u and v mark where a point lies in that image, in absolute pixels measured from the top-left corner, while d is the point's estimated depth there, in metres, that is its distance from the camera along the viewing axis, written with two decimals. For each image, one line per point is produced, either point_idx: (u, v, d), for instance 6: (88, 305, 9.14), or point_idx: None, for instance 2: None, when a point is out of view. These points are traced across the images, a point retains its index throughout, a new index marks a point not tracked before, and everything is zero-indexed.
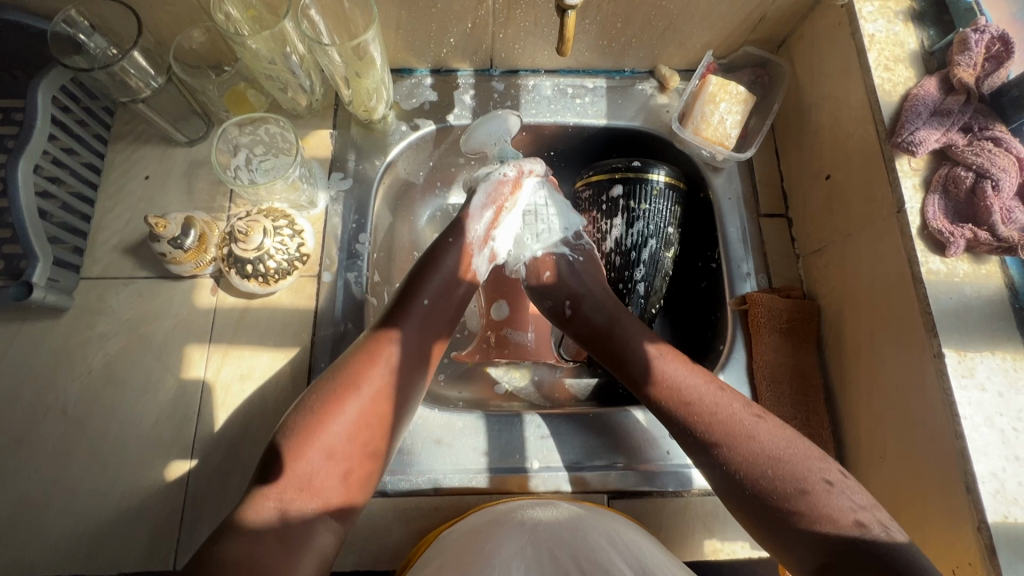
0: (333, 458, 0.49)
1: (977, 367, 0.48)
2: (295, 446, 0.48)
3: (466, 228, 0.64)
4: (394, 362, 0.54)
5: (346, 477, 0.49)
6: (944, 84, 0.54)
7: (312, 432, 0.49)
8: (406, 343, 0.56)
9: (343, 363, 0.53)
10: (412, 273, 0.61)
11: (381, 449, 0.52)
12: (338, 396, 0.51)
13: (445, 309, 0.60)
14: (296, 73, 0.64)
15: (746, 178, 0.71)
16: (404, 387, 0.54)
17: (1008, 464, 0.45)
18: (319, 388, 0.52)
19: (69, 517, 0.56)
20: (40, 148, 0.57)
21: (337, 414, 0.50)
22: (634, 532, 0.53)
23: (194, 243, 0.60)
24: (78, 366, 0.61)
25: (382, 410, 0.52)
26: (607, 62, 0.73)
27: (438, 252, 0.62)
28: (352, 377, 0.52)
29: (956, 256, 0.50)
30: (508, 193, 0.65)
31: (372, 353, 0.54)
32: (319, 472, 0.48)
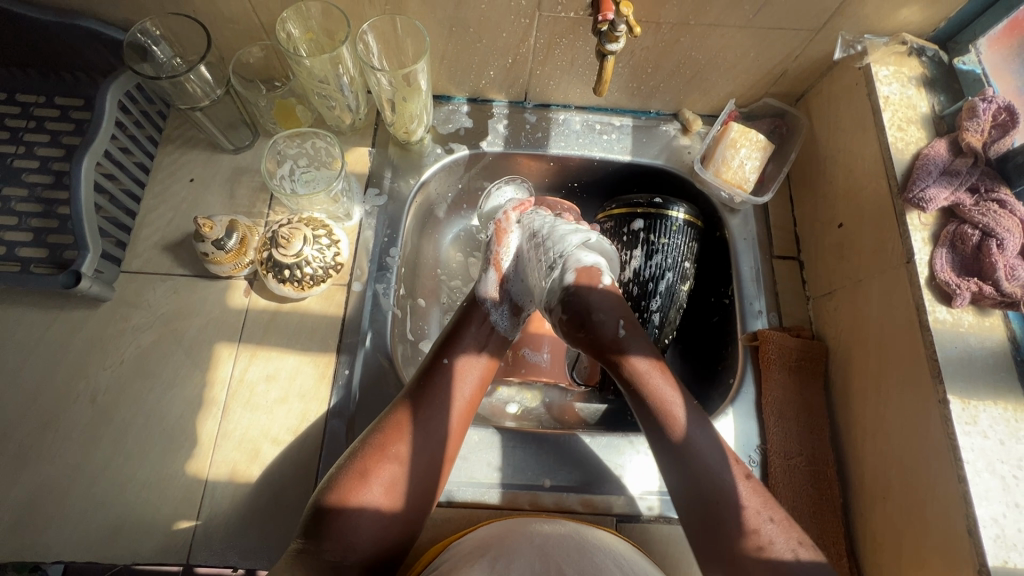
0: (373, 508, 0.51)
1: (980, 416, 0.50)
2: (339, 493, 0.51)
3: (477, 294, 0.66)
4: (433, 403, 0.57)
5: (387, 526, 0.51)
6: (953, 146, 0.58)
7: (353, 483, 0.51)
8: (442, 399, 0.57)
9: (392, 407, 0.57)
10: (445, 332, 0.63)
11: (421, 494, 0.54)
12: (384, 441, 0.54)
13: (475, 364, 0.61)
14: (345, 93, 0.68)
15: (760, 221, 0.74)
16: (439, 441, 0.56)
17: (1008, 511, 0.47)
18: (370, 434, 0.55)
19: (90, 504, 0.57)
20: (103, 146, 0.60)
21: (377, 467, 0.52)
22: (643, 563, 0.52)
23: (235, 245, 0.63)
24: (110, 356, 0.62)
25: (422, 457, 0.54)
26: (634, 103, 0.77)
27: (470, 312, 0.64)
28: (398, 422, 0.55)
29: (961, 308, 0.53)
30: (498, 247, 0.69)
31: (416, 397, 0.57)
32: (361, 521, 0.50)
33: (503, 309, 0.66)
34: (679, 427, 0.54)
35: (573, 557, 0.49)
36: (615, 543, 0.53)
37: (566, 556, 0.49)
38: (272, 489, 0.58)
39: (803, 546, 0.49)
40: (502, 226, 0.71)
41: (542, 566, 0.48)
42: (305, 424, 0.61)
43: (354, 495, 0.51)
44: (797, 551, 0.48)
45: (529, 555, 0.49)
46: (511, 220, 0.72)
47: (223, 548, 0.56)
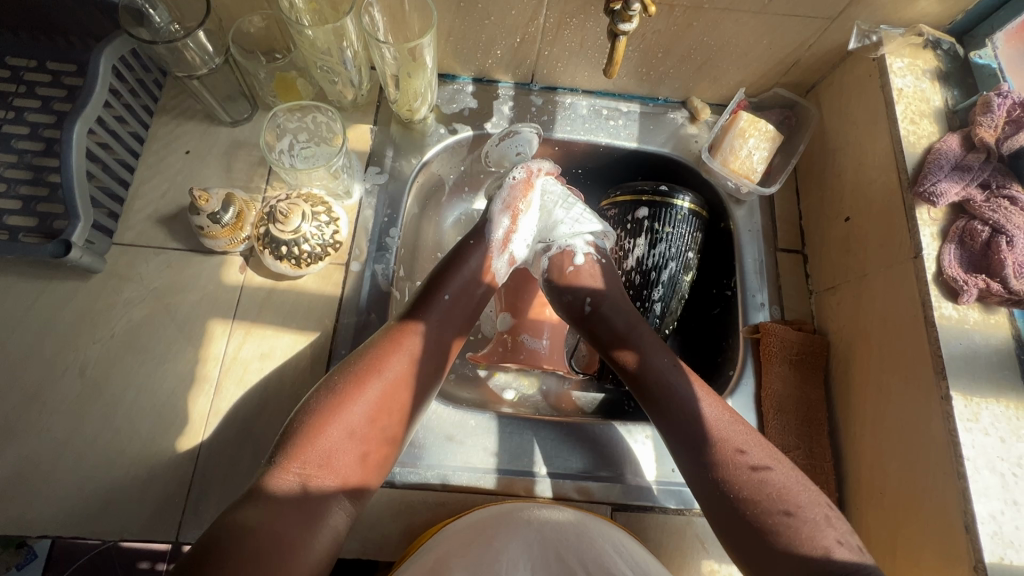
0: (349, 442, 0.50)
1: (982, 413, 0.50)
2: (324, 417, 0.50)
3: (484, 233, 0.65)
4: (416, 347, 0.56)
5: (366, 453, 0.51)
6: (965, 141, 0.57)
7: (329, 414, 0.50)
8: (435, 330, 0.58)
9: (371, 342, 0.55)
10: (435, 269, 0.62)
11: (400, 431, 0.53)
12: (363, 377, 0.52)
13: (468, 308, 0.61)
14: (348, 67, 0.66)
15: (766, 213, 0.73)
16: (422, 379, 0.55)
17: (1006, 508, 0.47)
18: (346, 367, 0.53)
19: (76, 479, 0.56)
20: (95, 113, 0.58)
21: (363, 391, 0.52)
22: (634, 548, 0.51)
23: (232, 220, 0.61)
24: (101, 330, 0.61)
25: (401, 398, 0.53)
26: (643, 89, 0.75)
27: (462, 251, 0.63)
28: (377, 358, 0.54)
29: (967, 304, 0.53)
30: (520, 195, 0.66)
31: (397, 337, 0.55)
32: (342, 445, 0.49)
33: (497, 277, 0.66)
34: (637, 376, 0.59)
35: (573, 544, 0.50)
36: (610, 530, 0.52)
37: (562, 541, 0.51)
38: None
39: (843, 545, 0.47)
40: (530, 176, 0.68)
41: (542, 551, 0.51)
42: (299, 405, 0.60)
43: (330, 424, 0.50)
44: (833, 550, 0.46)
45: (528, 536, 0.51)
46: (538, 177, 0.68)
47: None
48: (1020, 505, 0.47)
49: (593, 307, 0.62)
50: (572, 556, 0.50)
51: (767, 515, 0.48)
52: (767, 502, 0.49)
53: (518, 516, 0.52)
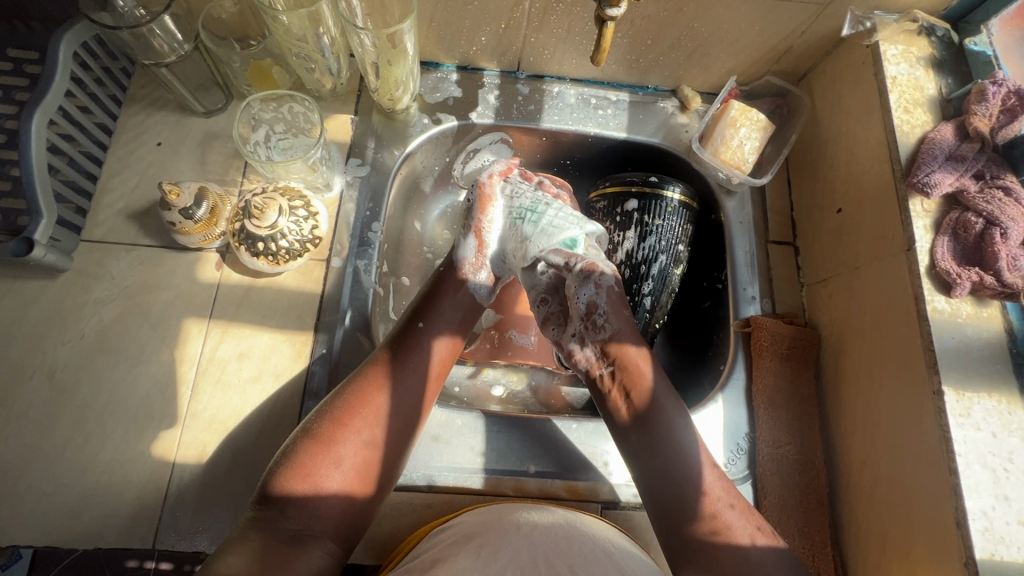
0: (334, 483, 0.48)
1: (974, 408, 0.49)
2: (303, 457, 0.48)
3: (456, 258, 0.63)
4: (398, 377, 0.54)
5: (353, 491, 0.49)
6: (959, 131, 0.56)
7: (314, 454, 0.48)
8: (417, 359, 0.55)
9: (353, 377, 0.54)
10: (415, 300, 0.61)
11: (387, 467, 0.51)
12: (347, 414, 0.51)
13: (451, 324, 0.59)
14: (325, 55, 0.63)
15: (757, 204, 0.72)
16: (408, 409, 0.53)
17: (997, 504, 0.46)
18: (330, 406, 0.51)
19: (47, 486, 0.54)
20: (57, 102, 0.55)
21: (345, 431, 0.50)
22: (628, 546, 0.51)
23: (205, 215, 0.58)
24: (70, 330, 0.58)
25: (387, 431, 0.52)
26: (632, 77, 0.74)
27: (440, 282, 0.61)
28: (360, 393, 0.52)
29: (960, 298, 0.52)
30: (480, 213, 0.63)
31: (379, 369, 0.54)
32: (325, 484, 0.48)
33: (481, 277, 0.63)
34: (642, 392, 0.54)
35: (563, 545, 0.48)
36: (604, 530, 0.52)
37: (555, 545, 0.48)
38: (244, 474, 0.55)
39: (761, 532, 0.49)
40: (486, 191, 0.64)
41: (533, 552, 0.47)
42: (280, 406, 0.58)
43: (316, 466, 0.48)
44: (756, 538, 0.49)
45: (517, 541, 0.48)
46: (495, 182, 0.65)
47: (192, 535, 0.53)
48: (1011, 500, 0.46)
49: (593, 339, 0.58)
50: (564, 560, 0.46)
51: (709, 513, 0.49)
52: (694, 500, 0.50)
53: (507, 522, 0.50)
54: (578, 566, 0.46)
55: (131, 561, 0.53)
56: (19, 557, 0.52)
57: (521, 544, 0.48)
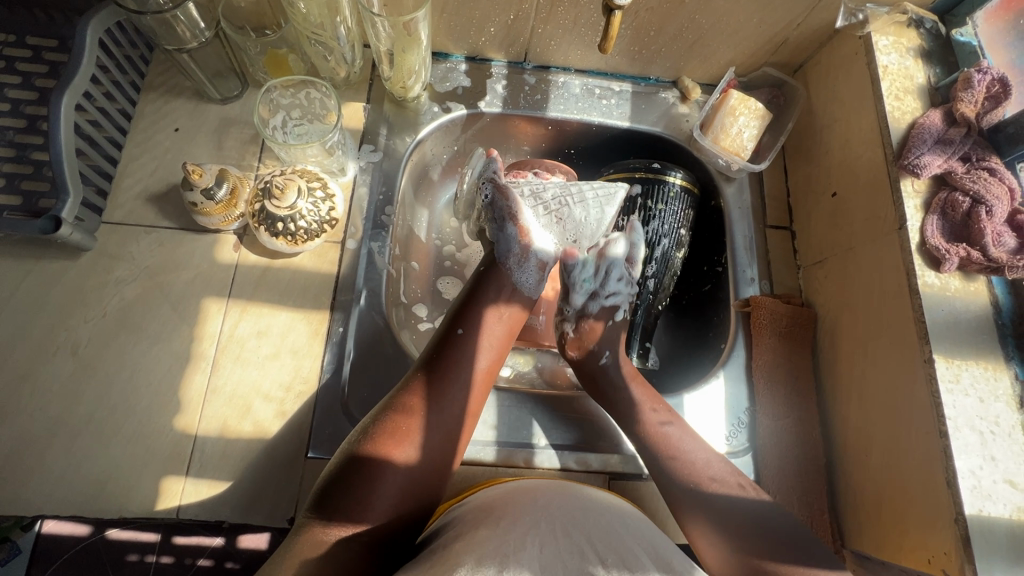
0: (386, 492, 0.48)
1: (962, 375, 0.52)
2: (354, 467, 0.48)
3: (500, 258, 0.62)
4: (442, 385, 0.54)
5: (406, 508, 0.49)
6: (947, 117, 0.59)
7: (364, 464, 0.48)
8: (460, 367, 0.55)
9: (400, 387, 0.54)
10: (455, 305, 0.61)
11: (437, 474, 0.51)
12: (395, 424, 0.51)
13: (491, 334, 0.59)
14: (341, 43, 0.65)
15: (755, 190, 0.75)
16: (453, 416, 0.53)
17: (985, 464, 0.49)
18: (379, 416, 0.52)
19: (72, 458, 0.55)
20: (83, 86, 0.57)
21: (392, 451, 0.49)
22: (642, 518, 0.53)
23: (226, 197, 0.60)
24: (92, 309, 0.60)
25: (434, 440, 0.52)
26: (635, 68, 0.76)
27: (484, 282, 0.62)
28: (406, 403, 0.52)
29: (948, 273, 0.55)
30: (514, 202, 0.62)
31: (423, 379, 0.54)
32: (378, 504, 0.48)
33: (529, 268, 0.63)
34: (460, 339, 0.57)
35: (580, 521, 0.49)
36: (619, 506, 0.54)
37: (575, 517, 0.50)
38: (264, 447, 0.57)
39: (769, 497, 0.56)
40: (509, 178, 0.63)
41: (550, 527, 0.48)
42: (298, 381, 0.60)
43: (367, 476, 0.48)
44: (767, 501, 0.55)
45: (535, 515, 0.49)
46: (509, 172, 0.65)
47: (215, 505, 0.55)
48: (997, 460, 0.49)
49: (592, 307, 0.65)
50: (583, 532, 0.48)
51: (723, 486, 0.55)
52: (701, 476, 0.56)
53: (524, 497, 0.51)
54: (597, 539, 0.48)
55: (132, 556, 0.57)
56: (20, 552, 0.57)
57: (538, 519, 0.49)
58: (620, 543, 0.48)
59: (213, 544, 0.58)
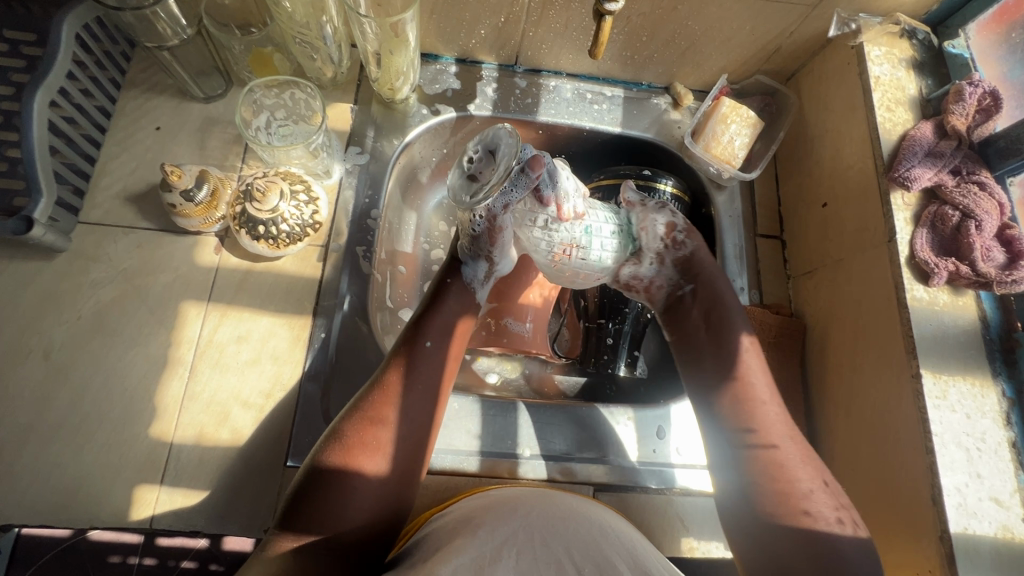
0: (356, 502, 0.47)
1: (950, 391, 0.51)
2: (323, 478, 0.47)
3: (463, 272, 0.59)
4: (403, 393, 0.52)
5: (378, 516, 0.48)
6: (937, 129, 0.59)
7: (334, 473, 0.47)
8: (422, 372, 0.53)
9: (362, 395, 0.52)
10: (416, 311, 0.58)
11: (405, 479, 0.50)
12: (360, 434, 0.49)
13: (454, 340, 0.57)
14: (328, 43, 0.64)
15: (746, 198, 0.74)
16: (418, 422, 0.52)
17: (970, 481, 0.49)
18: (343, 424, 0.50)
19: (43, 466, 0.54)
20: (59, 83, 0.55)
21: (358, 464, 0.48)
22: (627, 529, 0.52)
23: (206, 198, 0.59)
24: (66, 312, 0.58)
25: (398, 447, 0.50)
26: (627, 73, 0.76)
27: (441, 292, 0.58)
28: (371, 412, 0.50)
29: (937, 287, 0.54)
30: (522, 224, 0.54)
31: (385, 387, 0.51)
32: (348, 516, 0.46)
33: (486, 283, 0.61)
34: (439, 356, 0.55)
35: (558, 529, 0.49)
36: (598, 514, 0.53)
37: (555, 525, 0.49)
38: (242, 455, 0.56)
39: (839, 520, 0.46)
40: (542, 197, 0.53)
41: (528, 537, 0.47)
42: (277, 388, 0.59)
43: (337, 486, 0.47)
44: (836, 526, 0.46)
45: (515, 524, 0.48)
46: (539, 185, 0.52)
47: (189, 514, 0.54)
48: (984, 478, 0.49)
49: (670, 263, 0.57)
50: (561, 541, 0.48)
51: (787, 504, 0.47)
52: (772, 485, 0.48)
53: (503, 507, 0.51)
54: (574, 545, 0.47)
55: (115, 556, 0.50)
56: None
57: (516, 529, 0.48)
58: (597, 546, 0.47)
59: (197, 545, 0.50)
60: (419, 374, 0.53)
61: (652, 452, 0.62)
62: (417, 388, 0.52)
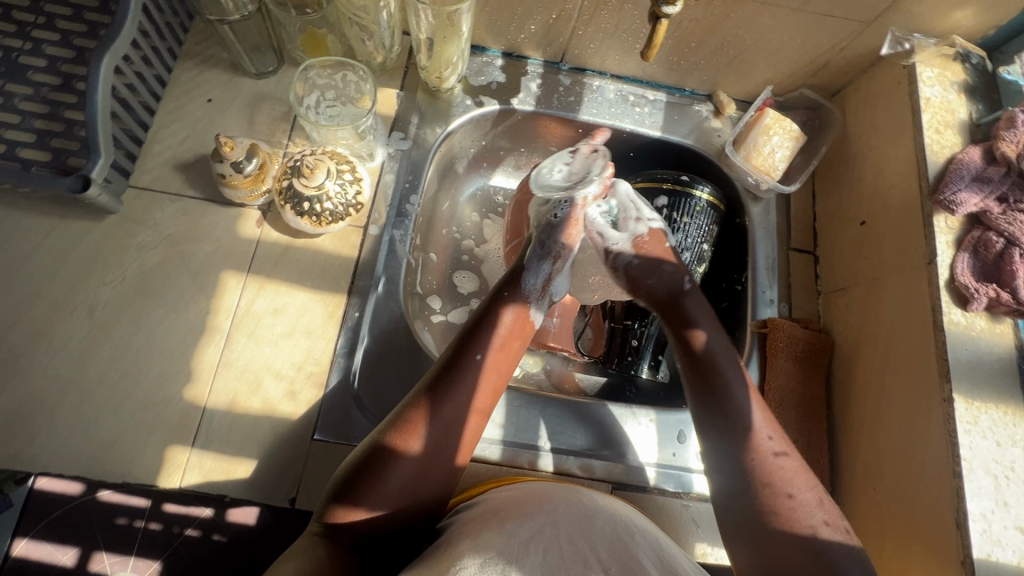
0: (392, 500, 0.48)
1: (981, 417, 0.51)
2: (362, 475, 0.48)
3: (523, 283, 0.59)
4: (448, 404, 0.51)
5: (412, 513, 0.49)
6: (987, 154, 0.58)
7: (374, 473, 0.47)
8: (468, 384, 0.52)
9: (410, 397, 0.52)
10: (468, 323, 0.57)
11: (442, 484, 0.50)
12: (403, 437, 0.49)
13: (504, 356, 0.56)
14: (382, 28, 0.65)
15: (782, 211, 0.74)
16: (458, 431, 0.51)
17: (997, 508, 0.48)
18: (388, 425, 0.50)
19: (80, 420, 0.55)
20: (125, 48, 0.56)
21: (402, 451, 0.48)
22: (646, 525, 0.53)
23: (254, 171, 0.60)
24: (112, 272, 0.60)
25: (438, 454, 0.50)
26: (671, 79, 0.76)
27: (496, 306, 0.57)
28: (416, 416, 0.50)
29: (975, 312, 0.54)
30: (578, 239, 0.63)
31: (432, 394, 0.51)
32: (385, 500, 0.47)
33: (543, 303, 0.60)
34: (486, 371, 0.54)
35: (584, 527, 0.49)
36: (621, 511, 0.53)
37: (581, 522, 0.50)
38: (271, 425, 0.57)
39: (828, 526, 0.49)
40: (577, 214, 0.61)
41: (554, 536, 0.48)
42: (309, 363, 0.60)
43: (375, 485, 0.47)
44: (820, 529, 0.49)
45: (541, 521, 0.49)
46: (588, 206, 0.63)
47: (216, 478, 0.55)
48: (1010, 506, 0.48)
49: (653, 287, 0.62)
50: (586, 539, 0.48)
51: (772, 498, 0.51)
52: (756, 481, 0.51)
53: (533, 500, 0.51)
54: (599, 542, 0.48)
55: (122, 518, 0.52)
56: (8, 506, 0.51)
57: (543, 526, 0.48)
58: (624, 542, 0.48)
59: (203, 515, 0.53)
60: (466, 386, 0.52)
61: (671, 455, 0.62)
62: (461, 401, 0.52)
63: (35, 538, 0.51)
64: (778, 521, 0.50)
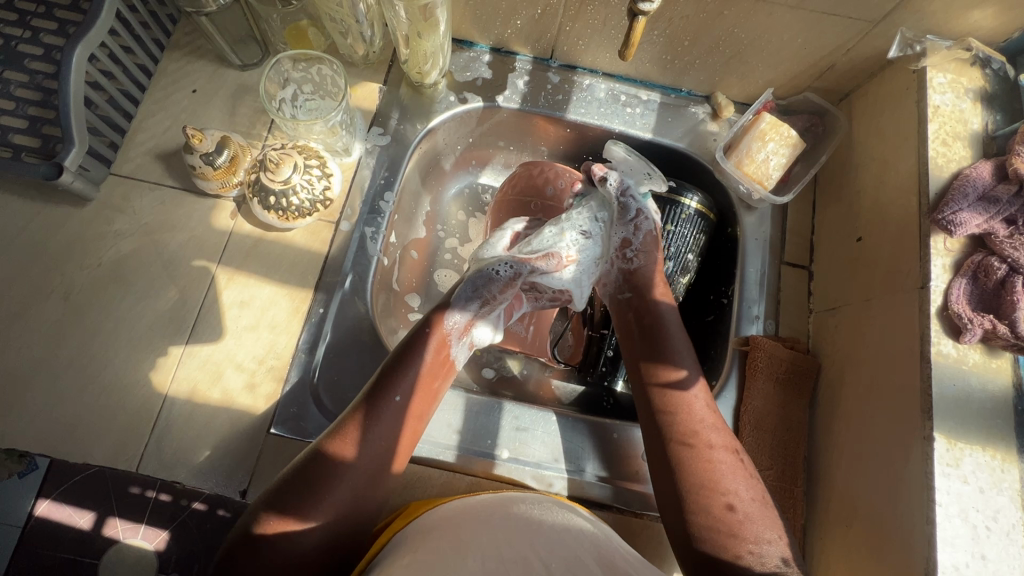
0: (329, 500, 0.48)
1: (964, 459, 0.47)
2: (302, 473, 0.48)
3: (442, 319, 0.57)
4: (397, 399, 0.52)
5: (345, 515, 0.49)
6: (998, 171, 0.53)
7: (316, 471, 0.48)
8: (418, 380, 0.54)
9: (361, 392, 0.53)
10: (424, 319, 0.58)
11: (380, 481, 0.51)
12: (350, 431, 0.50)
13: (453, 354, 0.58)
14: (360, 21, 0.64)
15: (777, 222, 0.70)
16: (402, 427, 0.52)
17: (972, 561, 0.44)
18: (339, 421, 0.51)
19: (49, 399, 0.57)
20: (100, 37, 0.57)
21: (345, 446, 0.49)
22: (594, 525, 0.51)
23: (225, 163, 0.60)
24: (89, 257, 0.62)
25: (380, 450, 0.51)
26: (666, 78, 0.72)
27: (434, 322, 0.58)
28: (365, 410, 0.51)
29: (969, 344, 0.49)
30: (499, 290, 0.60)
31: (382, 388, 0.52)
32: (321, 498, 0.47)
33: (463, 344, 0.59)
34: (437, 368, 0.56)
35: (526, 529, 0.48)
36: (566, 514, 0.52)
37: (523, 526, 0.49)
38: (228, 416, 0.58)
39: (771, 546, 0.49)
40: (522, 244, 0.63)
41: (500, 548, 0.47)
42: (271, 356, 0.60)
43: (314, 482, 0.47)
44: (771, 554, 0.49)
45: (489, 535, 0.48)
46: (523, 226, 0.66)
47: (173, 464, 0.56)
48: (988, 560, 0.44)
49: (621, 266, 0.64)
50: (529, 540, 0.47)
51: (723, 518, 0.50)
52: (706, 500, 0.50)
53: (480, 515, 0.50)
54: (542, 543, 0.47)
55: (134, 487, 0.55)
56: (35, 468, 0.55)
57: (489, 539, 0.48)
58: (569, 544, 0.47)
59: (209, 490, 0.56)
60: (416, 381, 0.54)
61: (635, 473, 0.60)
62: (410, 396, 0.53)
63: (57, 500, 0.55)
64: (728, 544, 0.49)
